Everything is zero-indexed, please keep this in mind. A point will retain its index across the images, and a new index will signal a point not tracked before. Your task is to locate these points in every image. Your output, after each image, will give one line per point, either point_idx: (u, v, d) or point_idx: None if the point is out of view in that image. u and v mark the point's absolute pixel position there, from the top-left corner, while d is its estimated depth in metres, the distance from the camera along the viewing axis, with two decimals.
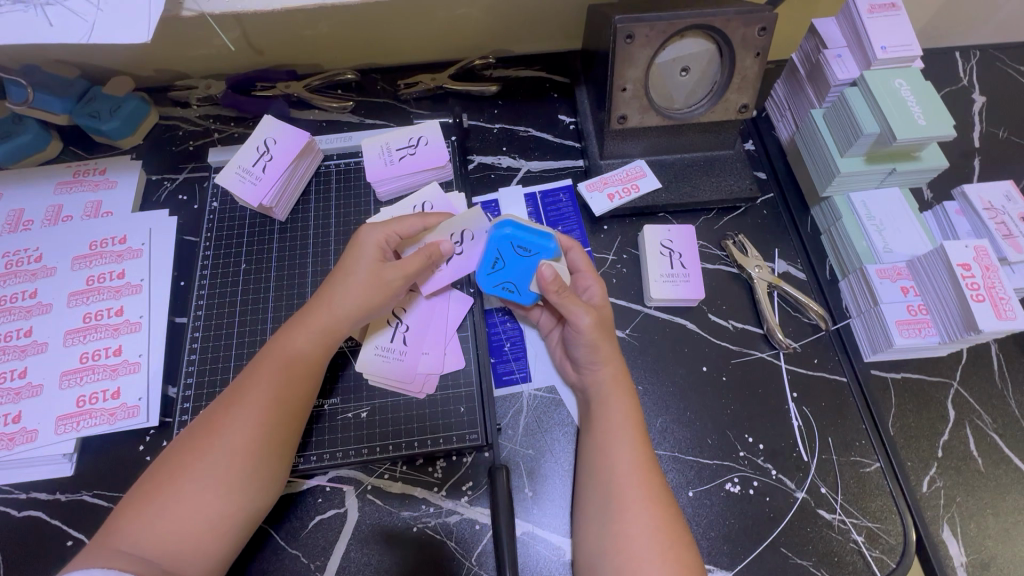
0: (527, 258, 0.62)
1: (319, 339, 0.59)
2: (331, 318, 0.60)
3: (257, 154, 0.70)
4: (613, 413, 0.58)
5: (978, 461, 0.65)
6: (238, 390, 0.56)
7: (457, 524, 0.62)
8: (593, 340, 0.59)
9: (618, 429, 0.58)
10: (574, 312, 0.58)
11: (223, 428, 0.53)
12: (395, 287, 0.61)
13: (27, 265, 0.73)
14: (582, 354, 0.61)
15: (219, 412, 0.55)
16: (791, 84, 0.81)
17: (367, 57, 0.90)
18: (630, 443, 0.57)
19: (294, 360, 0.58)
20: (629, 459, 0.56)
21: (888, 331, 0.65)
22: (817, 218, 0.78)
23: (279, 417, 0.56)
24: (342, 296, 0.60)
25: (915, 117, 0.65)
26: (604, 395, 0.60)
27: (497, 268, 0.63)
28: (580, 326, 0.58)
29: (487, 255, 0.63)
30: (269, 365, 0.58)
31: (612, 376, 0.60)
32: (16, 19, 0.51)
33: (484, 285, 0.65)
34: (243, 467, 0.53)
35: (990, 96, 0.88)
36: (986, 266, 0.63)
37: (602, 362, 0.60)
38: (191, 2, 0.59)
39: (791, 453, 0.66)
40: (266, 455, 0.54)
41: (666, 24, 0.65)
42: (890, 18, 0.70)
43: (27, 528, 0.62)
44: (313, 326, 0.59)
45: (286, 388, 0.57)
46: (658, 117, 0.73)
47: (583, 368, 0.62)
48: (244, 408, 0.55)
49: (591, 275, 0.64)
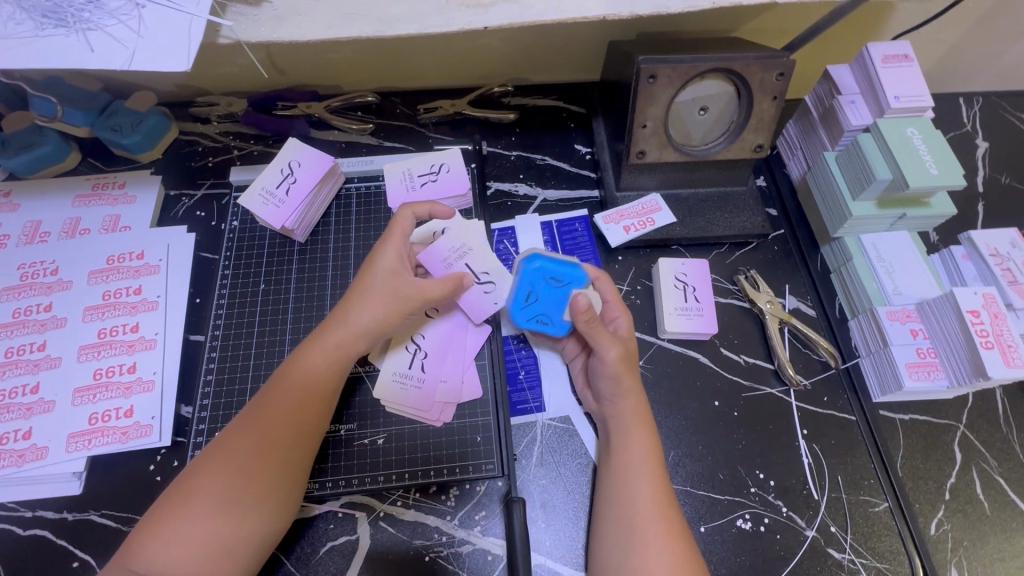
0: (559, 287, 0.65)
1: (333, 358, 0.60)
2: (346, 337, 0.60)
3: (281, 176, 0.72)
4: (633, 447, 0.59)
5: (984, 504, 0.66)
6: (253, 408, 0.57)
7: (469, 554, 0.62)
8: (616, 373, 0.61)
9: (636, 463, 0.58)
10: (601, 344, 0.60)
11: (241, 449, 0.54)
12: (411, 306, 0.61)
13: (43, 278, 0.73)
14: (605, 387, 0.62)
15: (235, 432, 0.55)
16: (803, 125, 0.83)
17: (388, 80, 0.92)
18: (648, 478, 0.57)
19: (309, 378, 0.58)
20: (647, 495, 0.56)
21: (898, 373, 0.67)
22: (827, 256, 0.79)
23: (295, 437, 0.56)
24: (357, 314, 0.60)
25: (927, 165, 0.67)
26: (626, 426, 0.61)
27: (531, 302, 0.66)
28: (606, 358, 0.61)
29: (520, 290, 0.66)
30: (284, 384, 0.58)
31: (635, 409, 0.61)
32: (59, 43, 0.53)
33: (518, 320, 0.66)
34: (258, 487, 0.53)
35: (993, 142, 0.91)
36: (995, 314, 0.65)
37: (624, 395, 0.61)
38: (228, 30, 0.60)
39: (802, 490, 0.66)
40: (281, 474, 0.55)
41: (688, 66, 0.67)
42: (902, 69, 0.72)
43: (32, 548, 0.61)
44: (328, 345, 0.60)
45: (301, 408, 0.57)
46: (676, 153, 0.75)
47: (605, 399, 0.63)
48: (259, 427, 0.55)
49: (617, 308, 0.65)
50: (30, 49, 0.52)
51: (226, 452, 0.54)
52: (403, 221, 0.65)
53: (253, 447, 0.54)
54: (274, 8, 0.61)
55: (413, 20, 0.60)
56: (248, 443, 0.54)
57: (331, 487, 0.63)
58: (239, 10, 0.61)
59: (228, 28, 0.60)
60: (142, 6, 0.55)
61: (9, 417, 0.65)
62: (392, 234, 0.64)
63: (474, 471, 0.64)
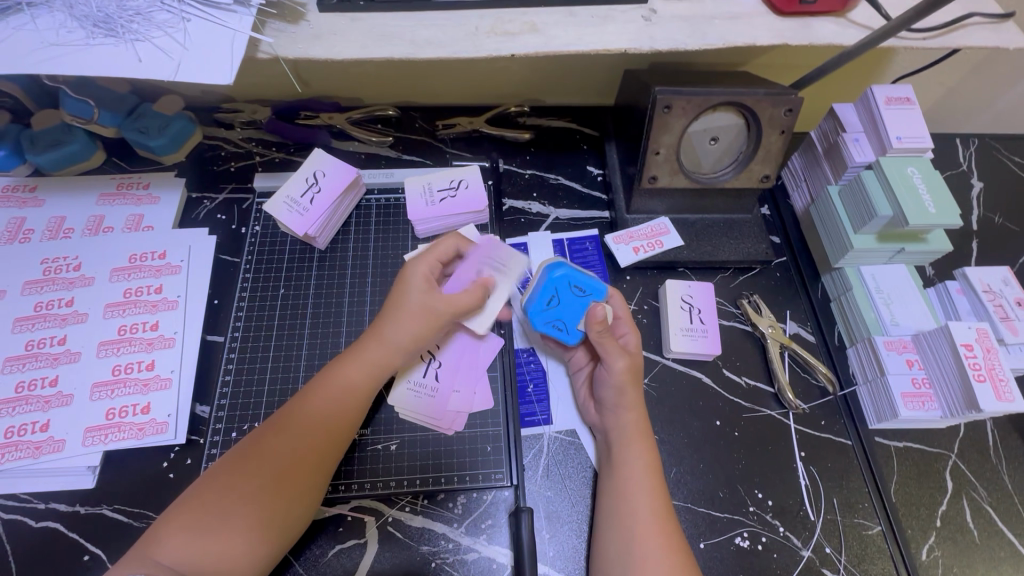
0: (581, 297, 0.68)
1: (370, 372, 0.62)
2: (383, 351, 0.62)
3: (306, 184, 0.76)
4: (632, 461, 0.61)
5: (974, 532, 0.68)
6: (288, 415, 0.59)
7: (474, 561, 0.63)
8: (621, 384, 0.63)
9: (635, 476, 0.60)
10: (610, 353, 0.63)
11: (275, 453, 0.56)
12: (444, 321, 0.64)
13: (65, 273, 0.75)
14: (608, 396, 0.64)
15: (269, 437, 0.57)
16: (808, 158, 0.86)
17: (409, 95, 0.94)
18: (647, 491, 0.59)
19: (345, 391, 0.60)
20: (646, 506, 0.58)
21: (894, 403, 0.69)
22: (827, 286, 0.82)
23: (327, 448, 0.58)
24: (395, 331, 0.63)
25: (926, 204, 0.71)
26: (627, 438, 0.62)
27: (550, 306, 0.68)
28: (612, 368, 0.63)
29: (542, 293, 0.68)
30: (320, 394, 0.60)
31: (634, 423, 0.63)
32: (108, 52, 0.55)
33: (534, 321, 0.68)
34: (289, 493, 0.55)
35: (988, 182, 0.95)
36: (988, 348, 0.68)
37: (626, 408, 0.63)
38: (267, 46, 0.62)
39: (798, 511, 0.68)
40: (310, 483, 0.57)
41: (702, 99, 0.70)
42: (904, 111, 0.76)
43: (43, 540, 0.62)
44: (365, 359, 0.62)
45: (335, 420, 0.59)
46: (686, 180, 0.78)
47: (606, 409, 0.65)
48: (294, 435, 0.57)
49: (626, 325, 0.68)
50: (81, 56, 0.55)
51: (260, 456, 0.56)
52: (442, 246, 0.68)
53: (287, 454, 0.56)
54: (311, 27, 0.64)
55: (443, 45, 0.63)
56: (283, 449, 0.56)
57: (342, 490, 0.65)
58: (278, 27, 0.63)
59: (267, 43, 0.62)
60: (188, 20, 0.57)
61: (27, 409, 0.66)
62: (429, 254, 0.67)
63: (483, 479, 0.66)
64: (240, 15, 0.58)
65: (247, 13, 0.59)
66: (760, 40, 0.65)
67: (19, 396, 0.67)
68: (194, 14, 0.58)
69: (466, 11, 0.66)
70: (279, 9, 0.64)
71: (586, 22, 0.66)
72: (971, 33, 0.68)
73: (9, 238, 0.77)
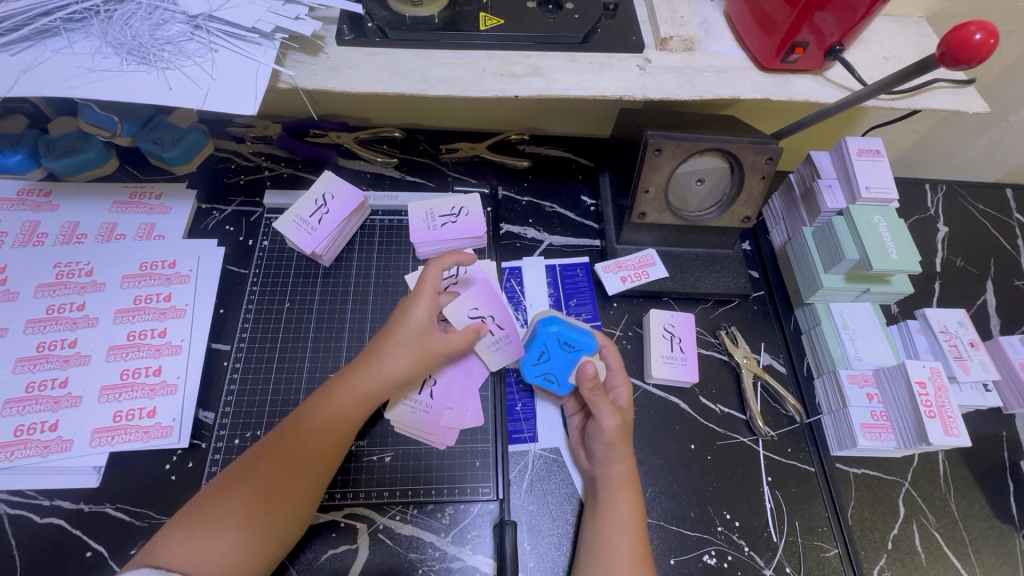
0: (571, 353, 0.73)
1: (360, 399, 0.65)
2: (373, 381, 0.66)
3: (315, 206, 0.81)
4: (618, 508, 0.65)
5: (922, 556, 0.74)
6: (283, 436, 0.62)
7: (459, 569, 0.67)
8: (610, 440, 0.67)
9: (621, 519, 0.64)
10: (601, 411, 0.67)
11: (269, 474, 0.60)
12: (434, 357, 0.68)
13: (77, 278, 0.78)
14: (598, 450, 0.68)
15: (265, 456, 0.61)
16: (787, 199, 0.92)
17: (414, 117, 0.99)
18: (628, 532, 0.64)
19: (336, 415, 0.64)
20: (625, 548, 0.63)
21: (853, 432, 0.75)
22: (799, 318, 0.88)
23: (318, 468, 0.62)
24: (388, 364, 0.66)
25: (889, 250, 0.76)
26: (613, 487, 0.66)
27: (542, 360, 0.74)
28: (603, 425, 0.67)
29: (535, 348, 0.74)
30: (313, 418, 0.63)
31: (623, 474, 0.67)
32: (141, 79, 0.59)
33: (527, 373, 0.74)
34: (282, 510, 0.59)
35: (952, 227, 1.02)
36: (939, 386, 0.74)
37: (615, 461, 0.67)
38: (287, 76, 0.67)
39: (762, 532, 0.73)
40: (303, 499, 0.61)
41: (690, 144, 0.75)
42: (874, 162, 0.82)
43: (47, 535, 0.64)
44: (356, 386, 0.65)
45: (325, 443, 0.63)
46: (673, 217, 0.83)
47: (595, 459, 0.69)
48: (289, 455, 0.61)
49: (620, 377, 0.70)
50: (115, 82, 0.59)
51: (256, 474, 0.59)
52: (431, 277, 0.69)
53: (282, 473, 0.60)
54: (329, 59, 0.68)
55: (452, 83, 0.68)
56: (277, 469, 0.60)
57: (339, 498, 0.69)
58: (298, 58, 0.68)
59: (287, 74, 0.66)
60: (216, 50, 0.61)
61: (37, 408, 0.69)
62: (422, 292, 0.68)
63: (470, 492, 0.71)
64: (265, 49, 0.62)
65: (272, 46, 0.63)
66: (745, 94, 0.70)
67: (29, 395, 0.70)
68: (222, 46, 0.62)
69: (475, 51, 0.71)
70: (300, 42, 0.68)
71: (586, 69, 0.71)
72: (935, 96, 0.74)
73: (23, 240, 0.80)
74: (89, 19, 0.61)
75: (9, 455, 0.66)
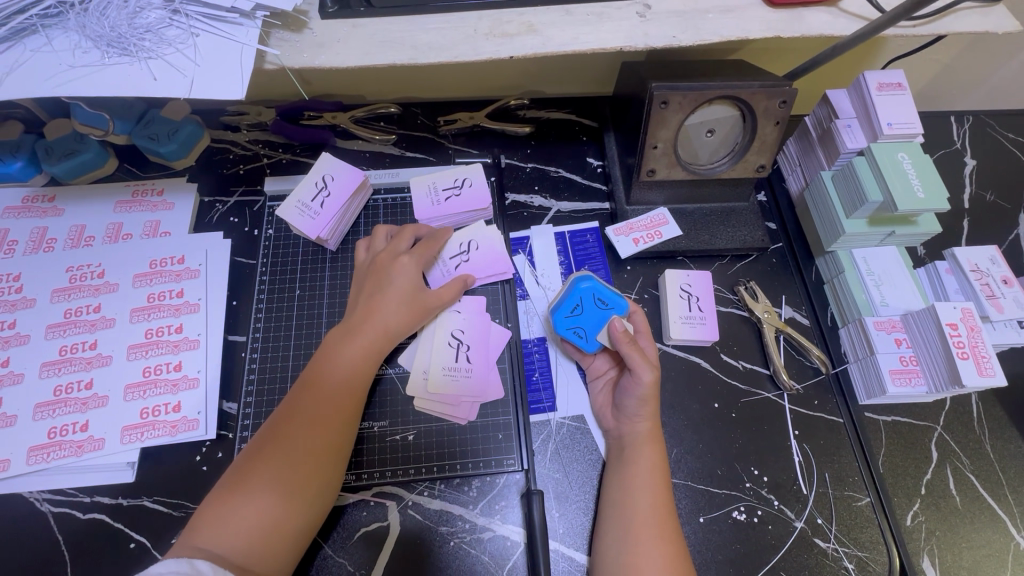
0: (603, 310, 0.73)
1: (366, 357, 0.67)
2: (377, 338, 0.68)
3: (316, 189, 0.80)
4: (640, 463, 0.65)
5: (957, 499, 0.72)
6: (298, 402, 0.63)
7: (490, 540, 0.68)
8: (645, 395, 0.66)
9: (644, 474, 0.64)
10: (637, 365, 0.65)
11: (289, 439, 0.60)
12: (429, 308, 0.73)
13: (91, 280, 0.78)
14: (629, 404, 0.67)
15: (284, 422, 0.62)
16: (803, 143, 0.88)
17: (409, 91, 0.96)
18: (651, 487, 0.63)
19: (347, 375, 0.66)
20: (648, 502, 0.62)
21: (882, 379, 0.73)
22: (821, 268, 0.85)
23: (337, 428, 0.63)
24: (388, 318, 0.69)
25: (915, 189, 0.72)
26: (639, 442, 0.66)
27: (575, 314, 0.74)
28: (640, 380, 0.65)
29: (568, 303, 0.74)
30: (324, 381, 0.65)
31: (648, 431, 0.66)
32: (124, 72, 0.57)
33: (557, 325, 0.74)
34: (308, 470, 0.60)
35: (980, 159, 0.97)
36: (971, 326, 0.71)
37: (644, 417, 0.67)
38: (273, 57, 0.64)
39: (792, 485, 0.73)
40: (328, 458, 0.61)
41: (698, 94, 0.71)
42: (896, 97, 0.77)
43: (90, 529, 0.67)
44: (358, 345, 0.67)
45: (339, 403, 0.64)
46: (684, 172, 0.80)
47: (622, 418, 0.69)
48: (306, 417, 0.62)
49: (647, 339, 0.70)
50: (99, 77, 0.57)
51: (277, 440, 0.60)
52: (432, 247, 0.76)
53: (302, 434, 0.61)
54: (315, 35, 0.65)
55: (444, 49, 0.65)
56: (297, 430, 0.61)
57: (365, 478, 0.70)
58: (282, 37, 0.65)
59: (273, 55, 0.64)
60: (197, 35, 0.59)
61: (67, 410, 0.71)
62: (421, 253, 0.75)
63: (495, 464, 0.71)
64: (246, 29, 0.60)
65: (253, 26, 0.60)
66: (753, 33, 0.66)
67: (58, 399, 0.71)
68: (203, 29, 0.59)
69: (465, 13, 0.67)
70: (284, 19, 0.65)
71: (582, 21, 0.67)
72: (961, 18, 0.68)
73: (34, 247, 0.80)
74: (65, 13, 0.59)
75: (46, 457, 0.68)
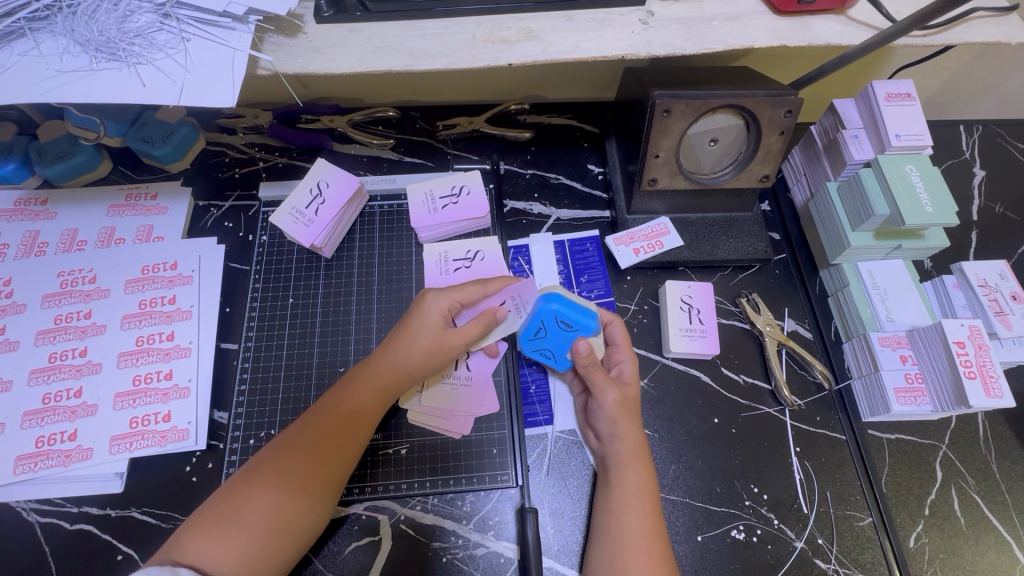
0: (569, 330, 0.68)
1: (378, 393, 0.65)
2: (390, 374, 0.66)
3: (310, 196, 0.79)
4: (628, 485, 0.63)
5: (961, 520, 0.71)
6: (305, 431, 0.62)
7: (483, 555, 0.67)
8: (613, 415, 0.65)
9: (631, 496, 0.62)
10: (600, 388, 0.65)
11: (290, 468, 0.59)
12: (453, 352, 0.67)
13: (81, 285, 0.77)
14: (603, 425, 0.66)
15: (283, 457, 0.60)
16: (809, 153, 0.86)
17: (408, 94, 0.94)
18: (638, 510, 0.62)
19: (356, 409, 0.64)
20: (637, 526, 0.61)
21: (886, 397, 0.71)
22: (826, 281, 0.83)
23: (337, 464, 0.61)
24: (402, 356, 0.66)
25: (922, 204, 0.70)
26: (623, 464, 0.64)
27: (540, 335, 0.70)
28: (603, 401, 0.65)
29: (531, 325, 0.70)
30: (334, 413, 0.63)
31: (631, 450, 0.64)
32: (111, 77, 0.56)
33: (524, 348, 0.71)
34: (305, 505, 0.59)
35: (991, 170, 0.95)
36: (979, 345, 0.69)
37: (621, 436, 0.65)
38: (266, 62, 0.63)
39: (792, 504, 0.71)
40: (321, 496, 0.60)
41: (701, 102, 0.69)
42: (905, 108, 0.75)
43: (77, 541, 0.66)
44: (375, 381, 0.65)
45: (344, 438, 0.62)
46: (686, 181, 0.78)
47: (604, 437, 0.67)
48: (307, 453, 0.60)
49: (625, 352, 0.69)
50: (87, 82, 0.56)
51: (279, 467, 0.59)
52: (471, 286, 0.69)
53: (302, 469, 0.59)
54: (309, 40, 0.64)
55: (440, 55, 0.63)
56: (301, 465, 0.59)
57: (358, 492, 0.69)
58: (276, 41, 0.63)
59: (266, 59, 0.63)
60: (188, 39, 0.58)
61: (55, 419, 0.70)
62: (450, 290, 0.69)
63: (490, 480, 0.70)
64: (238, 34, 0.58)
65: (246, 31, 0.59)
66: (758, 41, 0.64)
67: (47, 407, 0.70)
68: (194, 34, 0.58)
69: (463, 18, 0.65)
70: (277, 23, 0.64)
71: (584, 28, 0.65)
72: (975, 26, 0.66)
73: (25, 251, 0.79)
74: (53, 16, 0.57)
75: (33, 467, 0.67)
